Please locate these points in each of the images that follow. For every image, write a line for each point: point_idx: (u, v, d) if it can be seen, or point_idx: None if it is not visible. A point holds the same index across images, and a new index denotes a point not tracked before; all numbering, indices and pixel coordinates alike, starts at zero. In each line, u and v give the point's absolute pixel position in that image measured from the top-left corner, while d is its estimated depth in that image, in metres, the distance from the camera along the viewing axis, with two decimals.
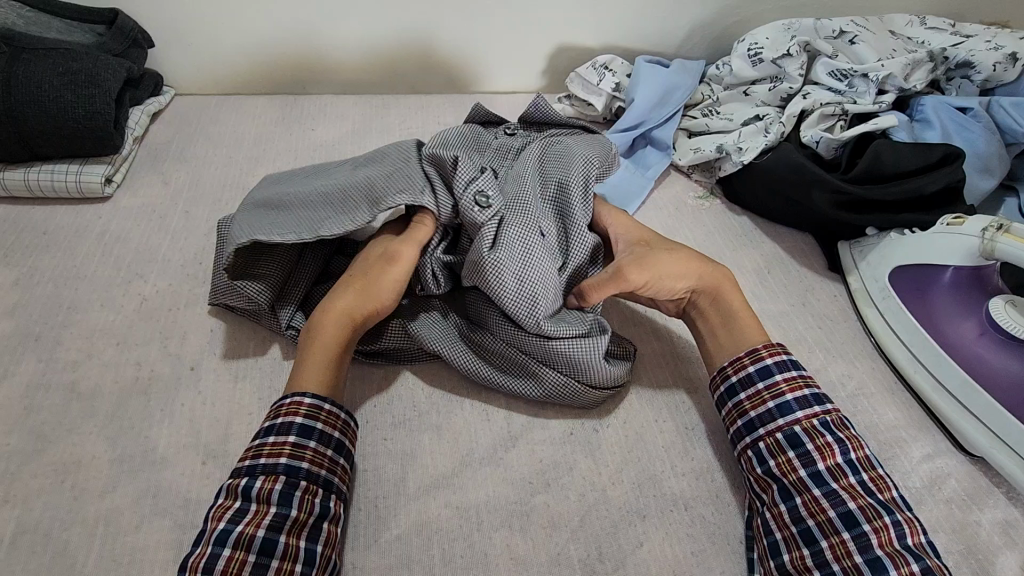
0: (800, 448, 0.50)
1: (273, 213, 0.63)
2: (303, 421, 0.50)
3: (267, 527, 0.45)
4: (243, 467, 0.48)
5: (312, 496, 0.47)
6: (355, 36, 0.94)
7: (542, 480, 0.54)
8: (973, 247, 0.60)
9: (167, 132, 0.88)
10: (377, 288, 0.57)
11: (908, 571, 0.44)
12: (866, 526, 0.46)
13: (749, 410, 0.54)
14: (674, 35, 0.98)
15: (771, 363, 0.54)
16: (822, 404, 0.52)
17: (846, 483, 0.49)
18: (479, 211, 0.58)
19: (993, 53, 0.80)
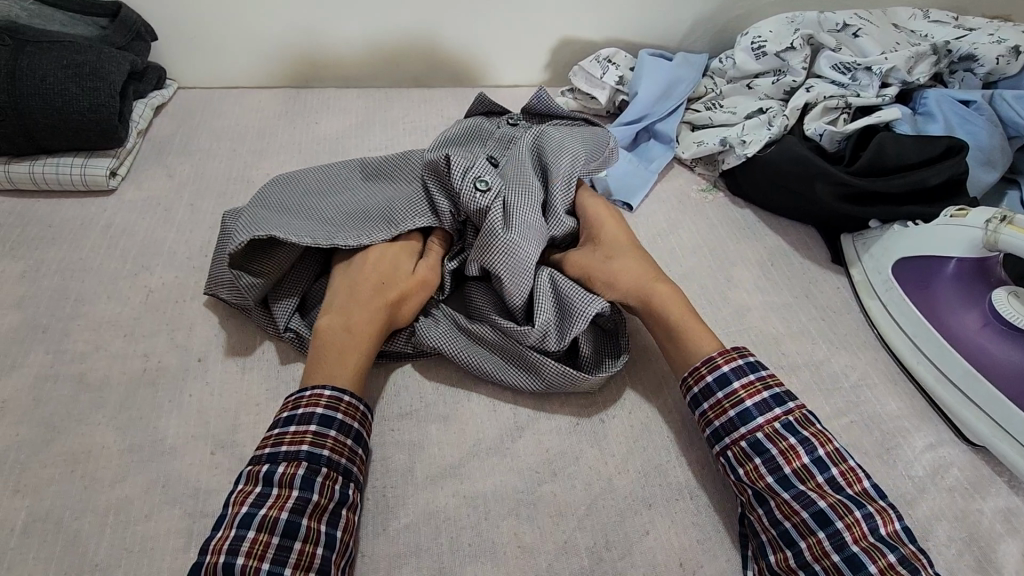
0: (765, 453, 0.50)
1: (284, 215, 0.64)
2: (325, 411, 0.51)
3: (291, 510, 0.46)
4: (263, 454, 0.49)
5: (332, 483, 0.48)
6: (356, 30, 0.93)
7: (549, 470, 0.55)
8: (977, 239, 0.61)
9: (171, 125, 0.88)
10: (405, 301, 0.60)
11: (885, 564, 0.45)
12: (839, 524, 0.47)
13: (714, 419, 0.53)
14: (676, 29, 0.98)
15: (728, 369, 0.54)
16: (782, 405, 0.51)
17: (813, 484, 0.49)
18: (480, 198, 0.60)
19: (996, 46, 0.80)
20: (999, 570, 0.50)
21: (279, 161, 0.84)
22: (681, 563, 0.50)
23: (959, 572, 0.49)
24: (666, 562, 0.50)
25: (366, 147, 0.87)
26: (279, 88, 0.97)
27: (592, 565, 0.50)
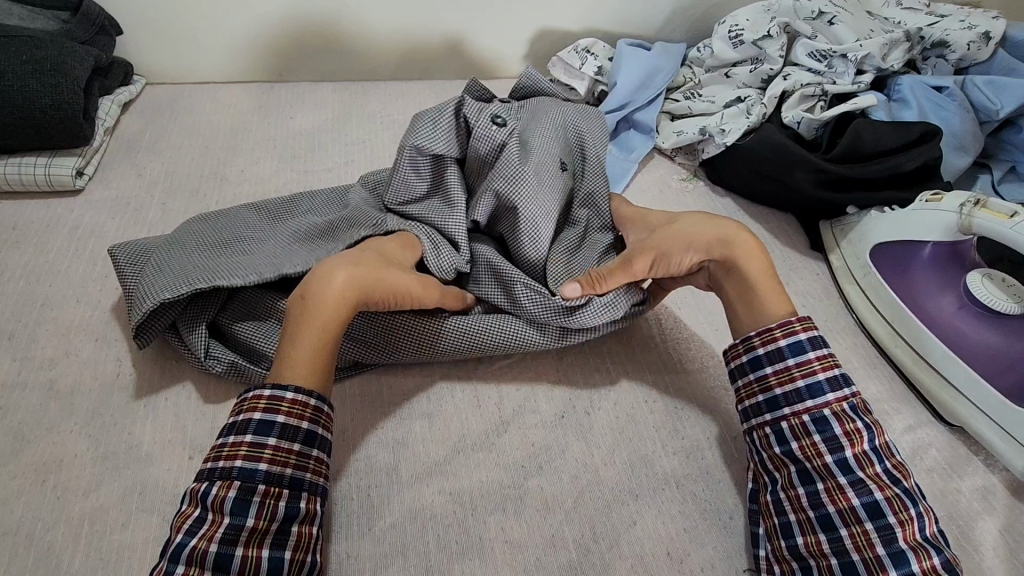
0: (829, 432, 0.49)
1: (207, 257, 0.59)
2: (262, 416, 0.46)
3: (221, 541, 0.42)
4: (203, 471, 0.45)
5: (274, 501, 0.44)
6: (329, 21, 0.91)
7: (535, 463, 0.55)
8: (950, 223, 0.61)
9: (140, 122, 0.86)
10: (382, 284, 0.52)
11: (929, 565, 0.44)
12: (891, 518, 0.46)
13: (776, 386, 0.52)
14: (654, 18, 0.98)
15: (806, 338, 0.52)
16: (852, 386, 0.50)
17: (871, 472, 0.48)
18: (497, 133, 0.60)
19: (967, 32, 0.81)
20: (977, 548, 0.51)
21: (254, 158, 0.82)
22: (668, 552, 0.50)
23: None
24: (652, 553, 0.50)
25: (344, 141, 0.86)
26: (253, 84, 0.94)
27: (580, 558, 0.50)
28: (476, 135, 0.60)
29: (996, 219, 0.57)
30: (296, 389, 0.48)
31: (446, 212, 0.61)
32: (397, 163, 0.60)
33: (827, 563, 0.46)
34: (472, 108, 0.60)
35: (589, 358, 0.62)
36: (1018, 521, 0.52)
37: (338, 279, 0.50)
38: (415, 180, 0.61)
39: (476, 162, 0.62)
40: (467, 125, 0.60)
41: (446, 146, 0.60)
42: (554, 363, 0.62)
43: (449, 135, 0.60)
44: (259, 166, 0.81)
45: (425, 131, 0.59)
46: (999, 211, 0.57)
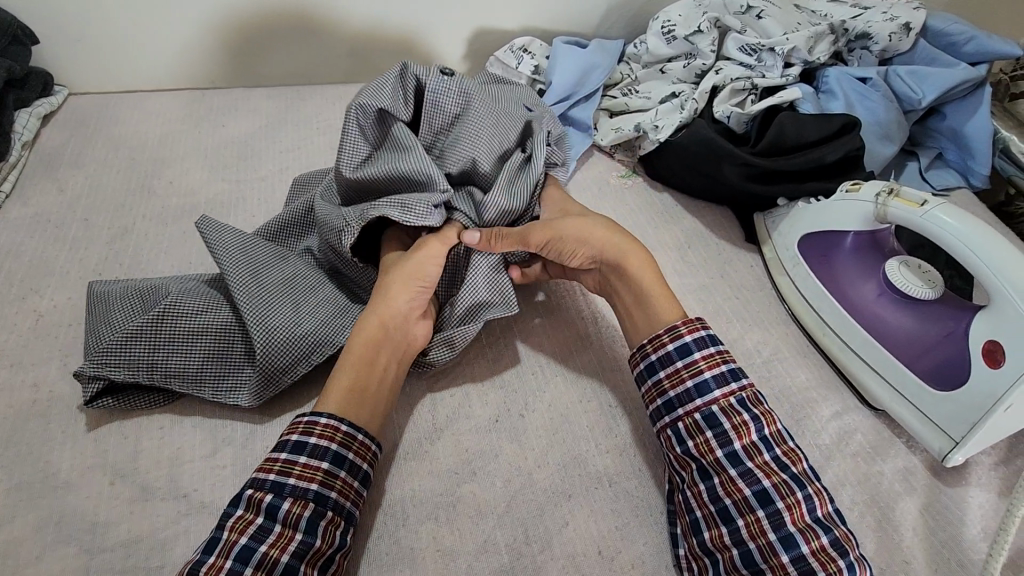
0: (718, 428, 0.50)
1: (297, 310, 0.58)
2: (338, 449, 0.49)
3: (292, 553, 0.44)
4: (268, 482, 0.46)
5: (335, 528, 0.47)
6: (258, 23, 0.89)
7: (468, 469, 0.54)
8: (869, 212, 0.63)
9: (61, 135, 0.83)
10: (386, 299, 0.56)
11: (817, 545, 0.46)
12: (779, 504, 0.47)
13: (669, 388, 0.53)
14: (592, 15, 0.98)
15: (690, 340, 0.53)
16: (739, 381, 0.52)
17: (760, 461, 0.49)
18: (449, 88, 0.63)
19: (889, 24, 0.83)
20: (898, 528, 0.52)
21: (184, 169, 0.80)
22: (599, 551, 0.51)
23: (862, 533, 0.52)
24: (584, 552, 0.51)
25: (277, 148, 0.84)
26: (183, 91, 0.92)
27: (512, 562, 0.50)
28: (431, 92, 0.62)
29: (908, 209, 0.59)
30: (365, 434, 0.51)
31: (399, 159, 0.60)
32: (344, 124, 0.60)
33: (729, 555, 0.47)
34: (419, 68, 0.63)
35: (525, 359, 0.62)
36: (937, 499, 0.54)
37: (364, 315, 0.55)
38: (362, 140, 0.61)
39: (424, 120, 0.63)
40: (417, 85, 0.63)
41: (391, 100, 0.61)
42: (489, 367, 0.61)
43: (395, 93, 0.62)
44: (189, 176, 0.79)
45: (369, 90, 0.61)
46: (912, 200, 0.59)
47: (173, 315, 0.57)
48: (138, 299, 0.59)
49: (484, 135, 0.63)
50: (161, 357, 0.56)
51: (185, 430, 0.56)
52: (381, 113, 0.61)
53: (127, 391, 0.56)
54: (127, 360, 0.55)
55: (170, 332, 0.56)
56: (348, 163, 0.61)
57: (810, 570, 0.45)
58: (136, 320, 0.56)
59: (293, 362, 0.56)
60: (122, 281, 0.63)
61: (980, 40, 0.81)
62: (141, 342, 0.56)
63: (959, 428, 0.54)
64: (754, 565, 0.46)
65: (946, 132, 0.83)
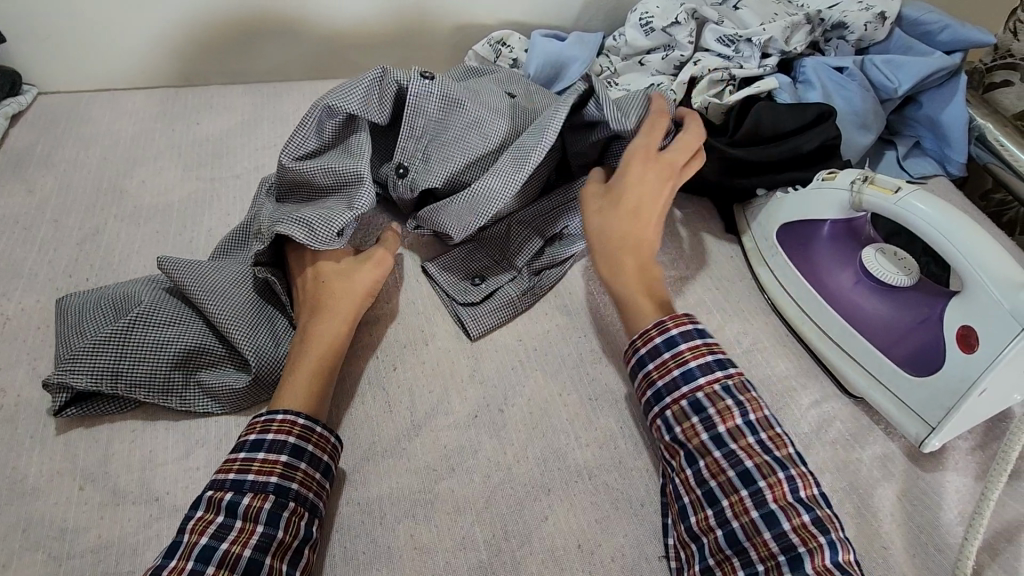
0: (703, 413, 0.50)
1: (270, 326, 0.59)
2: (297, 441, 0.49)
3: (254, 547, 0.45)
4: (227, 480, 0.47)
5: (299, 519, 0.47)
6: (232, 18, 0.88)
7: (446, 466, 0.54)
8: (845, 201, 0.63)
9: (30, 135, 0.81)
10: (342, 300, 0.58)
11: (799, 522, 0.46)
12: (761, 482, 0.47)
13: (657, 379, 0.53)
14: (570, 8, 0.97)
15: (676, 334, 0.53)
16: (723, 368, 0.51)
17: (744, 443, 0.49)
18: (432, 93, 0.64)
19: (864, 13, 0.82)
20: (876, 514, 0.52)
21: (157, 168, 0.79)
22: (579, 544, 0.50)
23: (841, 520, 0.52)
24: (564, 546, 0.50)
25: (253, 146, 0.82)
26: (157, 89, 0.90)
27: (490, 558, 0.49)
28: (415, 97, 0.64)
29: (881, 196, 0.59)
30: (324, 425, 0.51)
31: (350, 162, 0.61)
32: (303, 117, 0.61)
33: (712, 536, 0.47)
34: (400, 73, 0.64)
35: (504, 353, 0.62)
36: (914, 485, 0.54)
37: (321, 327, 0.56)
38: (315, 136, 0.62)
39: (406, 124, 0.64)
40: (397, 88, 0.64)
41: (360, 103, 0.62)
42: (467, 363, 0.61)
43: (369, 94, 0.63)
44: (162, 175, 0.78)
45: (340, 91, 0.62)
46: (885, 187, 0.59)
47: (143, 324, 0.56)
48: (109, 308, 0.59)
49: (465, 144, 0.65)
50: (128, 367, 0.55)
51: (157, 432, 0.55)
52: (347, 114, 0.62)
53: (94, 400, 0.55)
54: (93, 367, 0.54)
55: (139, 340, 0.56)
56: (292, 155, 0.61)
57: (791, 546, 0.45)
58: (105, 334, 0.55)
59: (263, 375, 0.56)
60: (96, 291, 0.62)
61: (954, 29, 0.81)
62: (110, 349, 0.55)
63: (934, 414, 0.55)
64: (738, 544, 0.46)
65: (923, 121, 0.83)
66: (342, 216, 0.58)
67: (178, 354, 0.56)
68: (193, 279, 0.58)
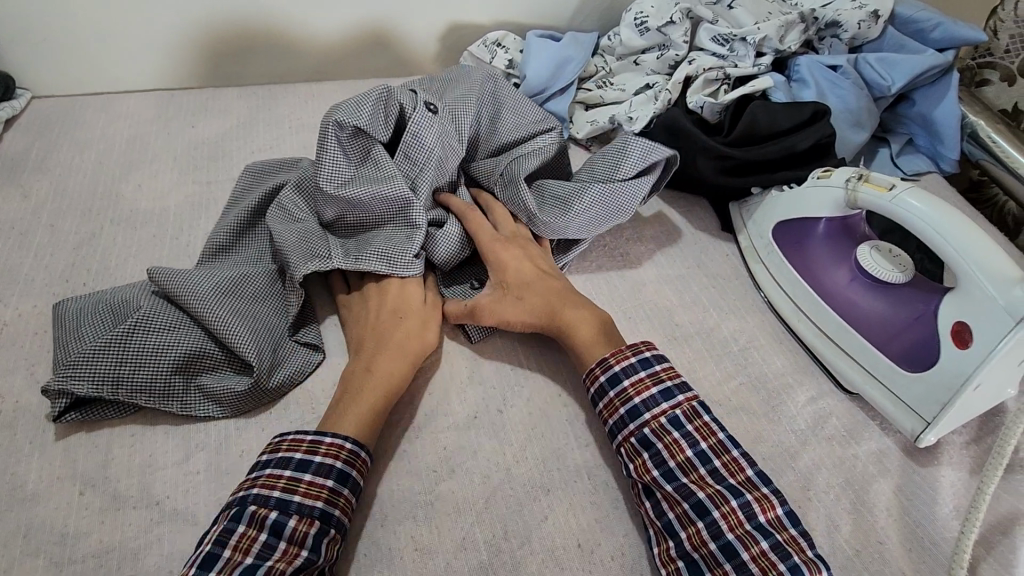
0: (652, 449, 0.51)
1: (267, 334, 0.59)
2: (343, 466, 0.49)
3: (256, 554, 0.44)
4: (273, 497, 0.46)
5: (306, 528, 0.46)
6: (228, 21, 0.88)
7: (446, 467, 0.54)
8: (839, 198, 0.63)
9: (24, 139, 0.81)
10: (410, 339, 0.58)
11: (758, 551, 0.46)
12: (716, 513, 0.48)
13: (607, 418, 0.54)
14: (566, 8, 0.97)
15: (618, 369, 0.55)
16: (667, 403, 0.53)
17: (695, 475, 0.50)
18: (430, 121, 0.64)
19: (858, 11, 0.83)
20: (872, 510, 0.53)
21: (153, 172, 0.79)
22: (579, 543, 0.51)
23: (838, 516, 0.52)
24: (564, 546, 0.50)
25: (249, 149, 0.82)
26: (152, 92, 0.90)
27: (491, 559, 0.49)
28: (415, 122, 0.63)
29: (876, 193, 0.59)
30: (334, 433, 0.51)
31: (385, 186, 0.61)
32: (323, 140, 0.61)
33: (675, 567, 0.48)
34: (404, 95, 0.63)
35: (503, 353, 0.62)
36: (910, 480, 0.55)
37: (388, 360, 0.56)
38: (344, 158, 0.62)
39: (404, 148, 0.63)
40: (400, 112, 0.64)
41: (369, 120, 0.62)
42: (466, 364, 0.61)
43: (374, 112, 0.62)
44: (158, 180, 0.78)
45: (348, 107, 0.61)
46: (880, 184, 0.60)
47: (144, 329, 0.56)
48: (108, 314, 0.58)
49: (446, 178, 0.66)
50: (129, 371, 0.55)
51: (157, 435, 0.55)
52: (357, 129, 0.62)
53: (95, 404, 0.55)
54: (93, 373, 0.54)
55: (139, 345, 0.56)
56: (331, 180, 0.61)
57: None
58: (106, 338, 0.55)
59: (264, 377, 0.57)
60: (95, 295, 0.62)
61: (946, 27, 0.82)
62: (110, 354, 0.55)
63: (928, 409, 0.55)
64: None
65: (916, 118, 0.84)
66: (412, 242, 0.62)
67: (179, 358, 0.56)
68: (188, 290, 0.57)
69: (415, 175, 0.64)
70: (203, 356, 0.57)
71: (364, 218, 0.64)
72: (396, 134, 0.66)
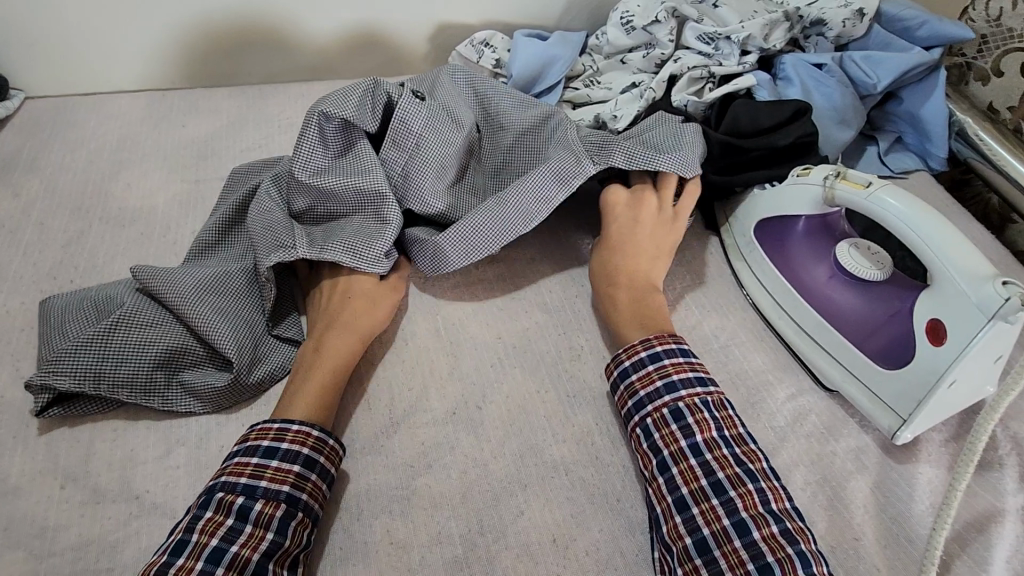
0: (682, 421, 0.53)
1: (248, 331, 0.60)
2: (309, 453, 0.50)
3: (221, 537, 0.45)
4: (238, 483, 0.47)
5: (271, 512, 0.47)
6: (218, 21, 0.88)
7: (423, 462, 0.55)
8: (817, 196, 0.63)
9: (17, 138, 0.82)
10: (362, 316, 0.60)
11: (768, 532, 0.47)
12: (732, 492, 0.49)
13: (639, 389, 0.55)
14: (554, 8, 0.98)
15: (661, 350, 0.56)
16: (700, 385, 0.54)
17: (719, 453, 0.51)
18: (418, 107, 0.66)
19: (842, 10, 0.82)
20: (848, 506, 0.53)
21: (143, 171, 0.79)
22: (554, 538, 0.51)
23: (813, 512, 0.53)
24: (539, 541, 0.51)
25: (237, 148, 0.83)
26: (143, 91, 0.91)
27: (465, 553, 0.50)
28: (403, 109, 0.65)
29: (853, 190, 0.59)
30: (300, 421, 0.51)
31: (362, 174, 0.63)
32: (304, 128, 0.63)
33: (682, 544, 0.48)
34: (391, 86, 0.66)
35: (484, 350, 0.62)
36: (887, 477, 0.55)
37: (336, 341, 0.58)
38: (321, 146, 0.64)
39: (392, 136, 0.65)
40: (387, 101, 0.66)
41: (355, 111, 0.64)
42: (447, 361, 0.61)
43: (361, 103, 0.64)
44: (147, 178, 0.79)
45: (334, 98, 0.63)
46: (856, 182, 0.60)
47: (126, 325, 0.57)
48: (91, 310, 0.59)
49: (444, 167, 0.66)
50: (111, 367, 0.55)
51: (138, 430, 0.56)
52: (343, 121, 0.64)
53: (77, 399, 0.56)
54: (75, 368, 0.55)
55: (121, 342, 0.56)
56: (307, 169, 0.63)
57: (760, 554, 0.46)
58: (88, 334, 0.56)
59: (243, 373, 0.57)
60: (79, 292, 0.62)
61: (932, 25, 0.82)
62: (92, 350, 0.55)
63: (906, 406, 0.55)
64: (707, 552, 0.47)
65: (903, 116, 0.84)
66: (382, 239, 0.62)
67: (161, 355, 0.57)
68: (172, 285, 0.58)
69: (400, 164, 0.65)
70: (183, 354, 0.58)
71: (337, 210, 0.64)
72: (385, 127, 0.68)
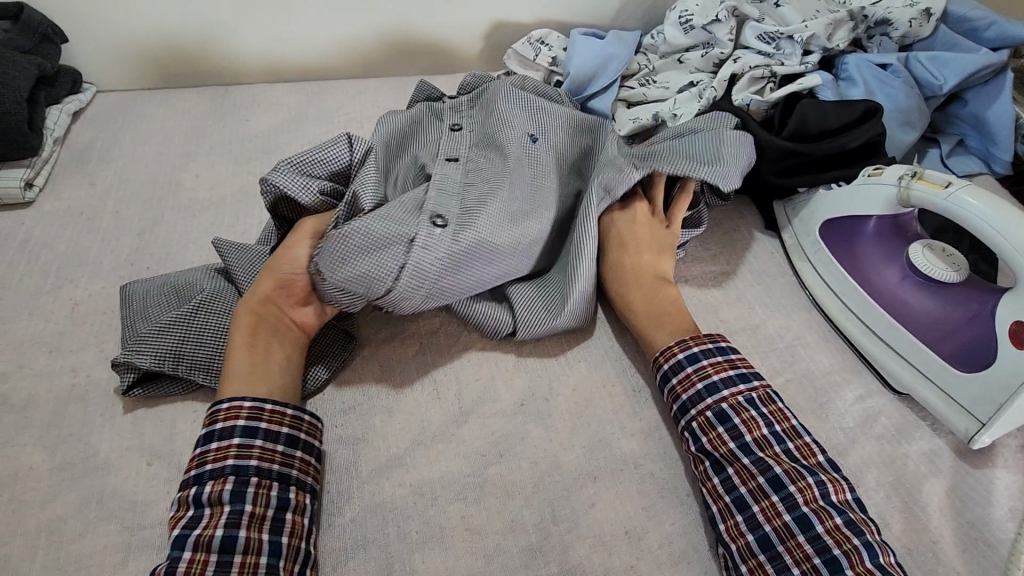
0: (758, 410, 0.52)
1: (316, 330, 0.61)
2: (246, 423, 0.50)
3: (184, 526, 0.46)
4: (189, 477, 0.48)
5: (222, 485, 0.47)
6: (280, 19, 0.91)
7: (494, 451, 0.55)
8: (891, 196, 0.63)
9: (91, 131, 0.85)
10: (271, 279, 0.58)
11: (831, 525, 0.46)
12: (792, 487, 0.48)
13: (712, 373, 0.54)
14: (609, 7, 0.98)
15: (725, 346, 0.56)
16: (745, 383, 0.53)
17: (800, 443, 0.51)
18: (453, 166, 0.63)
19: (909, 10, 0.82)
20: (925, 509, 0.52)
21: (211, 163, 0.82)
22: (627, 530, 0.51)
23: (887, 514, 0.52)
24: (612, 531, 0.51)
25: (301, 142, 0.85)
26: (206, 87, 0.93)
27: (540, 541, 0.50)
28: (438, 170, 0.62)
29: (931, 190, 0.59)
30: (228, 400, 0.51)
31: None
32: None
33: (744, 541, 0.48)
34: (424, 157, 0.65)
35: (550, 344, 0.63)
36: (963, 482, 0.54)
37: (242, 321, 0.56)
38: None
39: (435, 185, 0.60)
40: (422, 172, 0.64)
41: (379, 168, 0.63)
42: (513, 354, 0.62)
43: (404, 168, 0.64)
44: (215, 170, 0.81)
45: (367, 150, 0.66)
46: (935, 181, 0.59)
47: (207, 310, 0.59)
48: (171, 295, 0.62)
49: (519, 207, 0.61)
50: (191, 349, 0.57)
51: None
52: None
53: (159, 380, 0.58)
54: (157, 348, 0.57)
55: (201, 325, 0.59)
56: None
57: (826, 548, 0.46)
58: (172, 317, 0.58)
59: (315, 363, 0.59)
60: (156, 279, 0.65)
61: (1001, 25, 0.81)
62: (174, 332, 0.58)
63: (983, 410, 0.55)
64: (770, 549, 0.47)
65: (968, 119, 0.83)
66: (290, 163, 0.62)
67: None
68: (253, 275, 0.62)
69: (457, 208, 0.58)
70: None
71: None
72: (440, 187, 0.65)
